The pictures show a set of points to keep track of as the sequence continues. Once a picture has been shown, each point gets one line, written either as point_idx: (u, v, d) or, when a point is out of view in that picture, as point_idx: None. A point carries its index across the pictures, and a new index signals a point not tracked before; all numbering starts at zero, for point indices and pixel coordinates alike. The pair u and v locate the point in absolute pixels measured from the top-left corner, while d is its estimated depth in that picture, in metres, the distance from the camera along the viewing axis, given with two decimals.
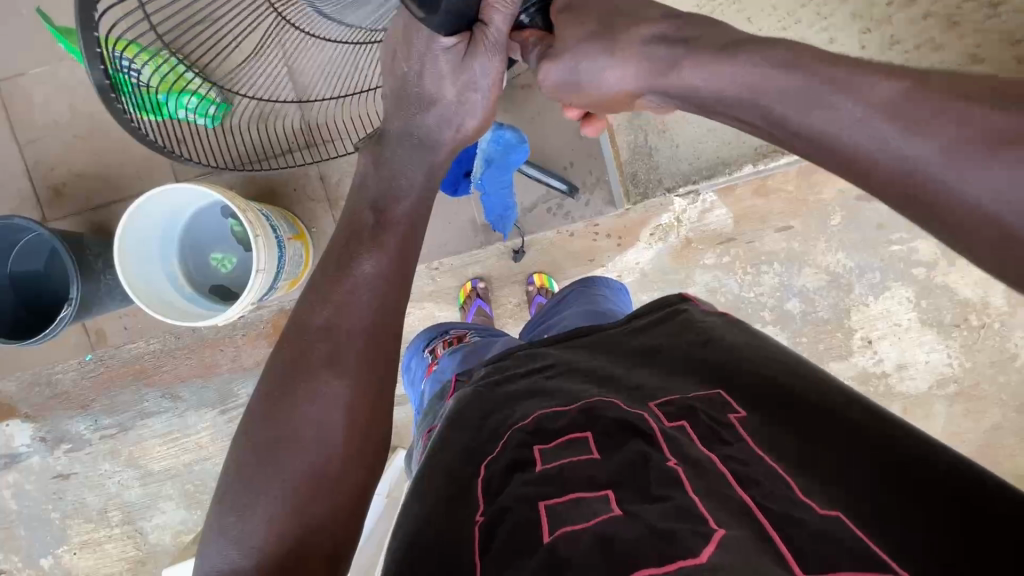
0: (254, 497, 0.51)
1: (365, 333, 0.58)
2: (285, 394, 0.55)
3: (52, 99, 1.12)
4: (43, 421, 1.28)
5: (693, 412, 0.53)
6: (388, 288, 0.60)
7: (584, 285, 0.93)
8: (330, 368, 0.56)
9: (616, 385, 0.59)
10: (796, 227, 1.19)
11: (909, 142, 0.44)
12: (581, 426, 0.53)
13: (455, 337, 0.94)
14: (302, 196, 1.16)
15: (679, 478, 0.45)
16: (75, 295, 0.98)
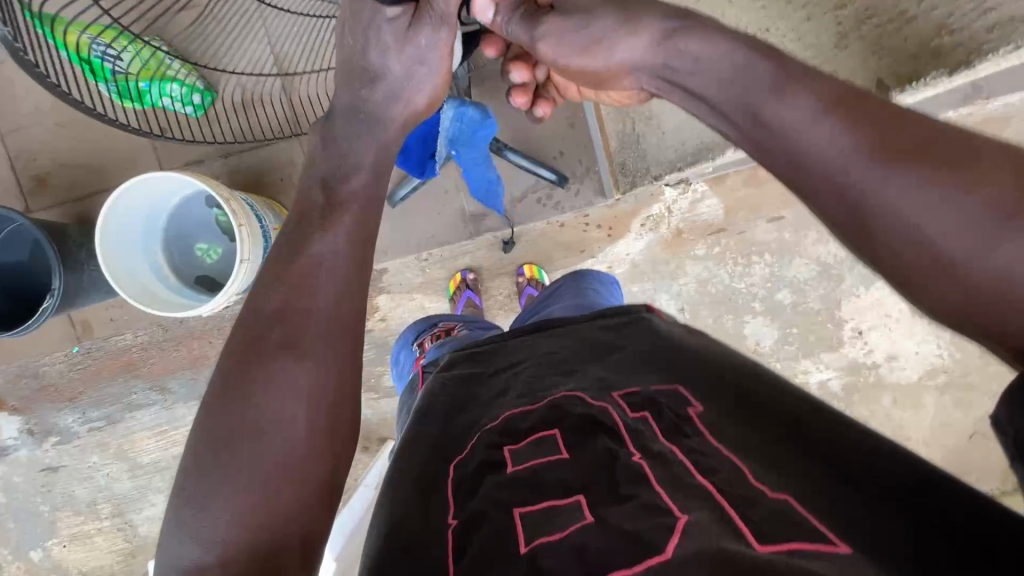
0: (217, 487, 0.51)
1: (325, 317, 0.57)
2: (241, 378, 0.54)
3: (33, 88, 1.10)
4: (30, 414, 1.27)
5: (656, 405, 0.53)
6: (341, 264, 0.59)
7: (575, 279, 0.92)
8: (284, 350, 0.55)
9: (582, 377, 0.59)
10: (786, 217, 1.18)
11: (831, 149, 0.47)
12: (549, 423, 0.52)
13: (443, 331, 0.93)
14: (288, 185, 1.14)
15: (644, 471, 0.44)
16: (57, 286, 0.97)
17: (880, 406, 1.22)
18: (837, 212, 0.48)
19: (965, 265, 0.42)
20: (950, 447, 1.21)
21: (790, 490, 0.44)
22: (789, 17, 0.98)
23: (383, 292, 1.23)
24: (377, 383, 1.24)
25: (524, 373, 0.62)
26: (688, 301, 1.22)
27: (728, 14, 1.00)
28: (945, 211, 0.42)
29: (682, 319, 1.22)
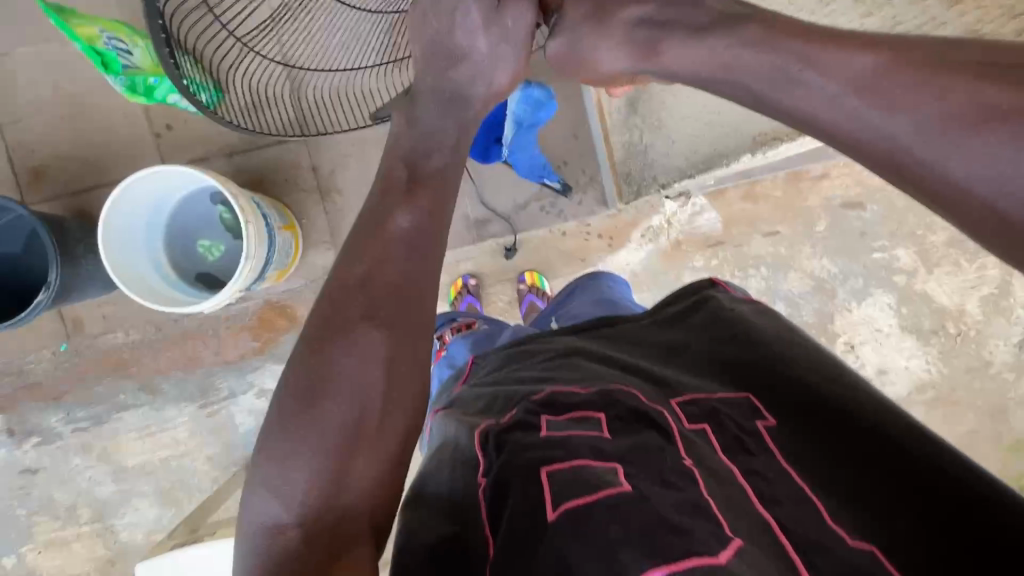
0: (285, 458, 0.50)
1: (399, 285, 0.56)
2: (321, 343, 0.53)
3: (37, 80, 1.10)
4: (13, 412, 1.23)
5: (715, 415, 0.55)
6: (426, 242, 0.59)
7: (590, 279, 0.95)
8: (368, 320, 0.54)
9: (637, 377, 0.61)
10: (783, 232, 1.21)
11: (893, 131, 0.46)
12: (595, 406, 0.54)
13: (463, 324, 0.97)
14: (293, 186, 1.15)
15: (695, 476, 0.46)
16: (54, 279, 0.95)
17: None
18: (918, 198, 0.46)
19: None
20: None
21: (868, 534, 0.46)
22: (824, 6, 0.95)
23: None
24: None
25: (576, 364, 0.64)
26: None
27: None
28: None
29: None
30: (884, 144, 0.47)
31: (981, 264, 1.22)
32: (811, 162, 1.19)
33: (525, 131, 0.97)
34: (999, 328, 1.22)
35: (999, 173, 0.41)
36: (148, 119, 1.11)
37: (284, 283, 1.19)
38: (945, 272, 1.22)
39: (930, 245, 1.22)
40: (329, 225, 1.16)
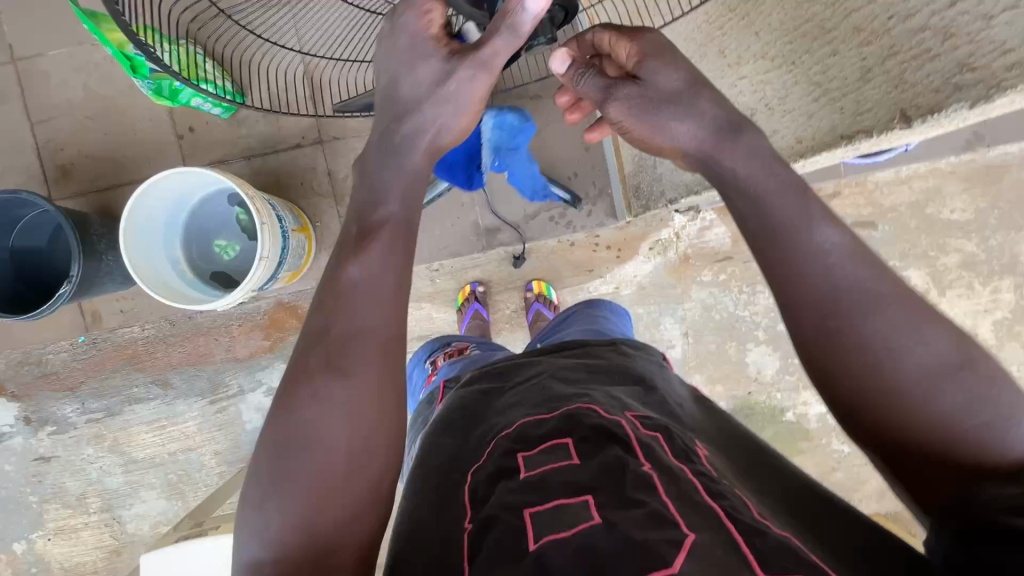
0: (267, 510, 0.50)
1: (362, 334, 0.55)
2: (288, 393, 0.53)
3: (69, 81, 1.14)
4: (29, 402, 1.27)
5: (667, 429, 0.59)
6: (385, 292, 0.57)
7: (587, 306, 1.01)
8: (328, 371, 0.53)
9: (596, 393, 0.65)
10: None
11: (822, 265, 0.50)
12: (561, 432, 0.57)
13: (456, 349, 1.00)
14: (309, 190, 1.17)
15: (653, 483, 0.50)
16: (76, 273, 0.98)
17: None
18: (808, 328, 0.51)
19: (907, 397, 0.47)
20: None
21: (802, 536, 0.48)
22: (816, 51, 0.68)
23: None
24: None
25: (538, 385, 0.69)
26: (692, 325, 1.24)
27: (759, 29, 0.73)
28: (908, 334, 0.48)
29: (685, 343, 1.24)
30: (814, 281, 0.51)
31: (994, 287, 1.20)
32: (823, 180, 1.19)
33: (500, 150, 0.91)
34: (1011, 353, 1.21)
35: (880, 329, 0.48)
36: (172, 122, 1.15)
37: (295, 284, 1.21)
38: (957, 295, 1.21)
39: (943, 267, 1.21)
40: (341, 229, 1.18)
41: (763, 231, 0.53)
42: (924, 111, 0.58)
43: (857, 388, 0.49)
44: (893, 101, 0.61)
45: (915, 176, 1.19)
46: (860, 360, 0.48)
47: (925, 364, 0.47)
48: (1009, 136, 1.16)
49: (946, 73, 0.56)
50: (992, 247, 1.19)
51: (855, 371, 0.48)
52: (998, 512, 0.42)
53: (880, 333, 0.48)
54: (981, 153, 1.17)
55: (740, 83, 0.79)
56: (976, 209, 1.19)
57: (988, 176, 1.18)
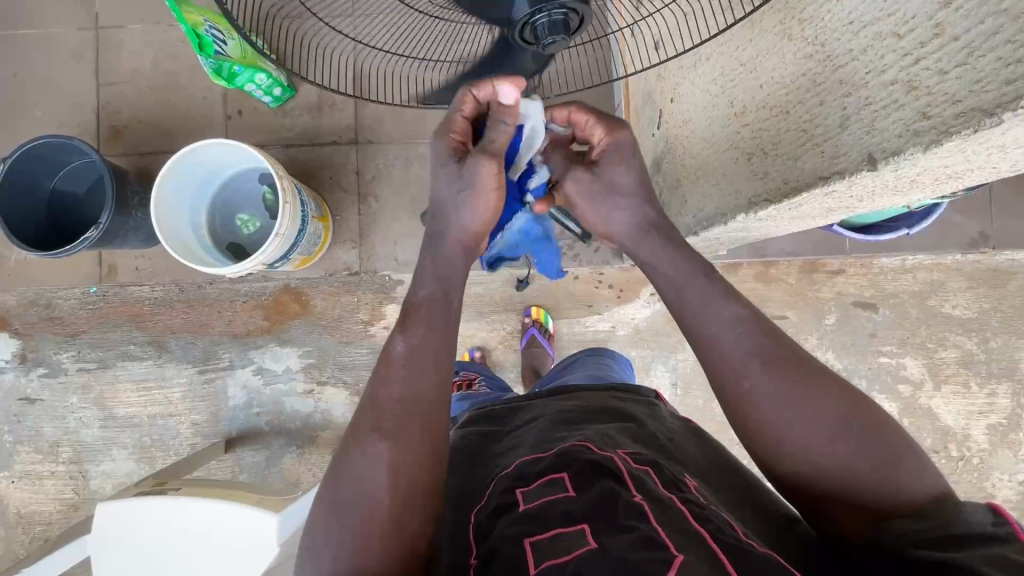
0: (325, 544, 0.55)
1: (407, 402, 0.59)
2: (342, 452, 0.59)
3: (141, 53, 1.24)
4: (28, 341, 1.30)
5: (658, 463, 0.62)
6: (427, 363, 0.61)
7: (592, 353, 1.04)
8: (376, 433, 0.58)
9: (589, 431, 0.67)
10: (790, 318, 1.22)
11: (742, 345, 0.60)
12: (558, 467, 0.59)
13: (465, 380, 1.06)
14: (335, 184, 1.23)
15: (643, 511, 0.52)
16: (105, 220, 1.04)
17: None
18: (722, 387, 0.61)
19: (792, 445, 0.57)
20: None
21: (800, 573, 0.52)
22: (806, 99, 0.65)
23: (393, 301, 1.26)
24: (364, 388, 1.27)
25: (536, 427, 0.70)
26: (682, 376, 1.24)
27: (759, 70, 0.71)
28: (809, 400, 0.57)
29: (674, 393, 1.24)
30: (728, 351, 0.60)
31: (991, 389, 1.19)
32: (829, 256, 1.21)
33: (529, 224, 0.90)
34: (1004, 461, 1.18)
35: (777, 398, 0.57)
36: (224, 103, 1.23)
37: (305, 271, 1.25)
38: (952, 391, 1.20)
39: (941, 361, 1.20)
40: (360, 226, 1.24)
41: (691, 305, 0.63)
42: (890, 154, 0.56)
43: (773, 444, 0.58)
44: (865, 145, 0.58)
45: (919, 266, 1.20)
46: (759, 417, 0.58)
47: (829, 417, 0.56)
48: (1015, 243, 1.18)
49: (908, 122, 0.53)
50: (991, 349, 1.19)
51: (759, 424, 0.59)
52: (909, 544, 0.50)
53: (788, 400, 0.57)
54: (987, 255, 1.19)
55: (744, 132, 0.76)
56: (978, 309, 1.20)
57: (994, 279, 1.19)
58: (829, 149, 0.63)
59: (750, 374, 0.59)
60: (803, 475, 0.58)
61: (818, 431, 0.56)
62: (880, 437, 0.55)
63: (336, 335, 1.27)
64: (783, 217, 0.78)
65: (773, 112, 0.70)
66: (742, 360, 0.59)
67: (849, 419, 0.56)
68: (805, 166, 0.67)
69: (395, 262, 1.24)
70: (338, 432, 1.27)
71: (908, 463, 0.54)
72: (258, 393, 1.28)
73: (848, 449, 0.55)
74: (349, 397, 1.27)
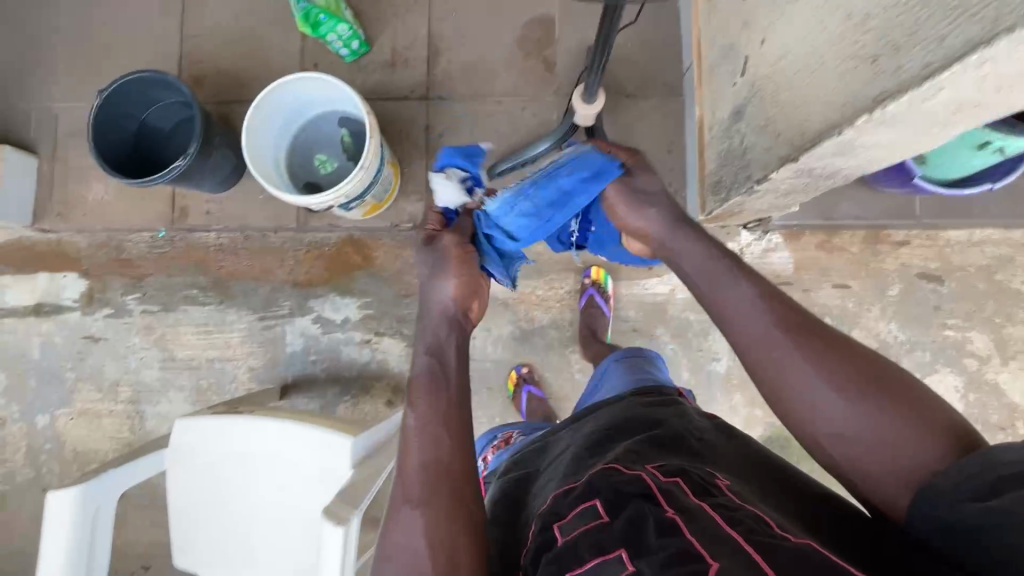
0: None
1: (425, 468, 0.65)
2: (383, 537, 0.63)
3: (226, 6, 1.29)
4: (96, 281, 1.33)
5: (684, 470, 0.59)
6: (438, 429, 0.68)
7: (636, 355, 0.99)
8: (407, 504, 0.63)
9: (615, 450, 0.65)
10: (852, 288, 1.22)
11: (757, 327, 0.63)
12: (585, 495, 0.57)
13: (505, 439, 1.01)
14: (404, 138, 1.26)
15: (675, 524, 0.50)
16: (191, 152, 1.07)
17: None
18: (747, 368, 0.64)
19: (823, 424, 0.58)
20: None
21: None
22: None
23: None
24: None
25: (564, 460, 0.68)
26: None
27: None
28: (828, 370, 0.58)
29: (732, 358, 1.24)
30: (753, 331, 0.63)
31: None
32: (895, 226, 1.20)
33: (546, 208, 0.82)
34: None
35: (800, 371, 0.59)
36: (301, 57, 1.28)
37: (369, 222, 1.27)
38: (1019, 367, 1.18)
39: (1008, 337, 1.19)
40: (426, 179, 1.26)
41: (705, 300, 0.69)
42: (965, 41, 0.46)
43: (805, 419, 0.59)
44: (930, 42, 0.50)
45: (988, 240, 1.19)
46: (782, 395, 0.60)
47: (849, 382, 0.57)
48: None
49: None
50: None
51: (780, 399, 0.61)
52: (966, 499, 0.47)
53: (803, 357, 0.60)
54: None
55: (818, 55, 0.68)
56: None
57: None
58: (903, 48, 0.54)
59: (774, 348, 0.61)
60: (837, 438, 0.57)
61: (833, 407, 0.57)
62: (899, 399, 0.55)
63: (396, 287, 1.29)
64: (860, 157, 0.71)
65: (850, 22, 0.61)
66: (760, 338, 0.62)
67: (870, 393, 0.56)
68: (877, 80, 0.57)
69: None
70: (394, 382, 1.28)
71: (926, 408, 0.55)
72: (316, 341, 1.30)
73: (865, 417, 0.56)
74: (405, 349, 1.29)
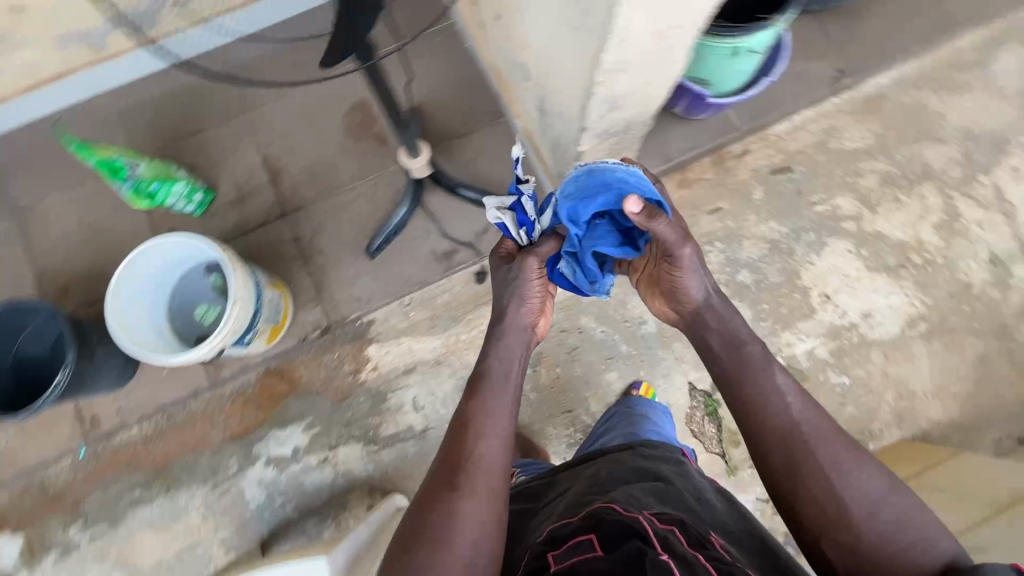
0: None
1: (494, 464, 0.70)
2: (424, 510, 0.67)
3: (64, 215, 1.31)
4: (31, 531, 1.25)
5: (682, 523, 0.66)
6: (506, 429, 0.74)
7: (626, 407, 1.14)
8: (458, 488, 0.67)
9: (618, 493, 0.73)
10: (724, 208, 1.31)
11: (803, 416, 0.68)
12: (585, 530, 0.65)
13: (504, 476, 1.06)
14: (279, 258, 1.30)
15: (670, 566, 0.55)
16: (70, 360, 1.05)
17: (875, 363, 1.24)
18: (775, 448, 0.68)
19: (847, 508, 0.62)
20: (958, 395, 1.21)
21: None
22: None
23: (372, 341, 1.29)
24: (375, 434, 1.26)
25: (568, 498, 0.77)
26: None
27: None
28: (858, 471, 0.64)
29: None
30: (788, 417, 0.68)
31: (918, 195, 1.29)
32: (730, 141, 1.32)
33: (594, 188, 0.79)
34: (961, 249, 1.27)
35: (847, 469, 0.64)
36: (154, 228, 1.30)
37: (279, 346, 1.28)
38: (888, 210, 1.29)
39: (866, 190, 1.30)
40: (315, 285, 1.29)
41: (735, 378, 0.74)
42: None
43: (812, 500, 0.64)
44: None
45: (808, 120, 1.33)
46: (811, 471, 0.65)
47: (875, 480, 0.63)
48: (871, 71, 1.33)
49: None
50: (900, 162, 1.31)
51: (799, 479, 0.65)
52: None
53: (841, 456, 0.65)
54: (855, 90, 1.33)
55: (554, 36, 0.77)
56: (872, 134, 1.32)
57: (870, 106, 1.33)
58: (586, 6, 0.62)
59: (808, 430, 0.67)
60: (846, 529, 0.61)
61: (863, 502, 0.62)
62: (908, 516, 0.61)
63: (330, 395, 1.28)
64: (631, 101, 0.79)
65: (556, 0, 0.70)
66: (794, 423, 0.68)
67: (889, 498, 0.63)
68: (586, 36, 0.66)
69: (358, 303, 1.29)
70: (367, 485, 1.25)
71: (921, 532, 0.60)
72: (276, 484, 1.26)
73: (887, 513, 0.62)
74: (364, 449, 1.26)
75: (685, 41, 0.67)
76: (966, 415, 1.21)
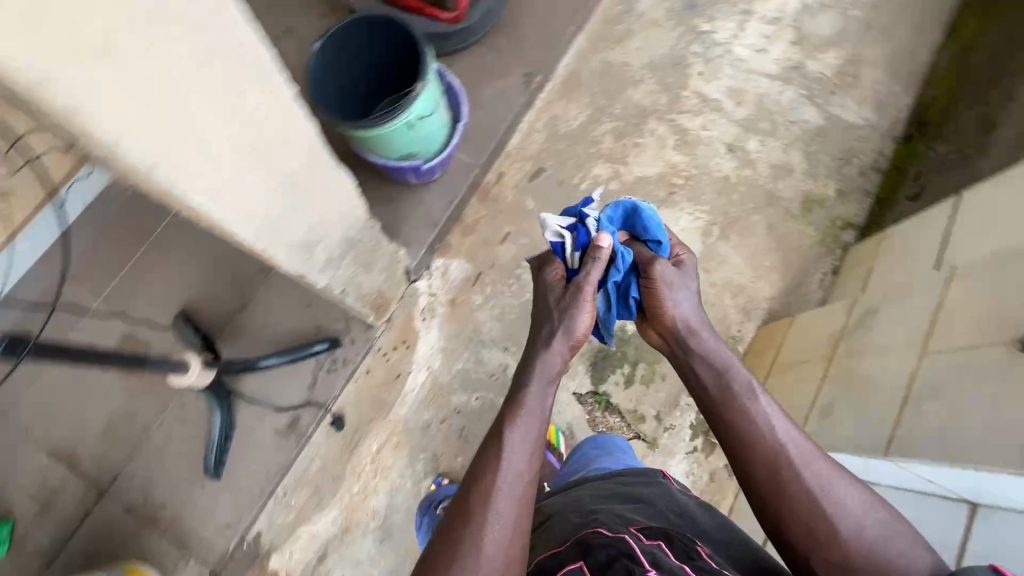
0: None
1: (518, 480, 0.69)
2: (450, 528, 0.66)
3: None
4: None
5: (669, 537, 0.65)
6: (528, 443, 0.72)
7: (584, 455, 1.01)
8: (480, 509, 0.66)
9: (605, 515, 0.72)
10: (511, 230, 1.37)
11: (794, 439, 0.68)
12: (574, 555, 0.62)
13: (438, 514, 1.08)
14: (124, 537, 1.15)
15: None
16: None
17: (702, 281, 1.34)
18: (762, 474, 0.68)
19: (828, 523, 0.63)
20: (772, 266, 1.35)
21: None
22: None
23: (269, 553, 1.17)
24: None
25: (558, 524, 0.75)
26: (505, 338, 1.30)
27: None
28: (850, 489, 0.65)
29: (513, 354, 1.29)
30: (783, 442, 0.68)
31: (648, 131, 1.44)
32: (481, 174, 1.38)
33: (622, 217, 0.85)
34: (704, 154, 1.42)
35: (842, 488, 0.65)
36: None
37: None
38: (634, 156, 1.42)
39: (609, 150, 1.42)
40: (177, 539, 1.15)
41: (720, 409, 0.73)
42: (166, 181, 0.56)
43: (801, 520, 0.64)
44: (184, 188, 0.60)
45: (532, 122, 1.43)
46: (799, 494, 0.65)
47: (864, 503, 0.64)
48: (555, 56, 1.45)
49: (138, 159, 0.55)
50: (621, 114, 1.45)
51: (794, 506, 0.65)
52: None
53: (828, 477, 0.66)
54: (552, 78, 1.45)
55: None
56: (586, 105, 1.45)
57: (571, 85, 1.46)
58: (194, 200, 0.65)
59: (800, 455, 0.67)
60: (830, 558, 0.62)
61: (852, 517, 0.63)
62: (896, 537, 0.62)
63: None
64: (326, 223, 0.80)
65: None
66: (782, 444, 0.68)
67: (879, 522, 0.63)
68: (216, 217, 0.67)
69: (231, 528, 1.16)
70: None
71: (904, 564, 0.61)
72: None
73: (873, 533, 0.62)
74: None
75: (303, 141, 0.65)
76: (787, 278, 1.35)
